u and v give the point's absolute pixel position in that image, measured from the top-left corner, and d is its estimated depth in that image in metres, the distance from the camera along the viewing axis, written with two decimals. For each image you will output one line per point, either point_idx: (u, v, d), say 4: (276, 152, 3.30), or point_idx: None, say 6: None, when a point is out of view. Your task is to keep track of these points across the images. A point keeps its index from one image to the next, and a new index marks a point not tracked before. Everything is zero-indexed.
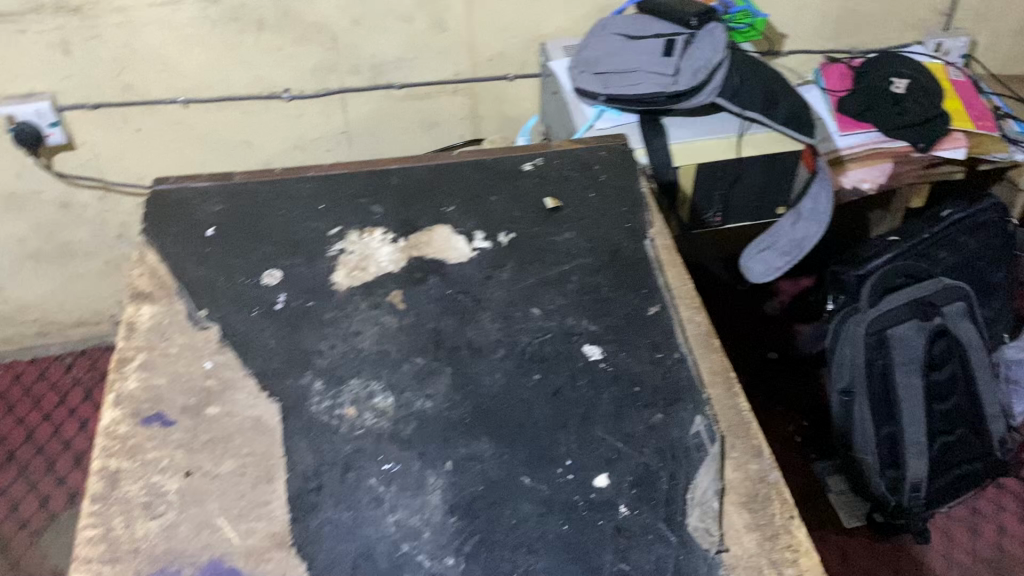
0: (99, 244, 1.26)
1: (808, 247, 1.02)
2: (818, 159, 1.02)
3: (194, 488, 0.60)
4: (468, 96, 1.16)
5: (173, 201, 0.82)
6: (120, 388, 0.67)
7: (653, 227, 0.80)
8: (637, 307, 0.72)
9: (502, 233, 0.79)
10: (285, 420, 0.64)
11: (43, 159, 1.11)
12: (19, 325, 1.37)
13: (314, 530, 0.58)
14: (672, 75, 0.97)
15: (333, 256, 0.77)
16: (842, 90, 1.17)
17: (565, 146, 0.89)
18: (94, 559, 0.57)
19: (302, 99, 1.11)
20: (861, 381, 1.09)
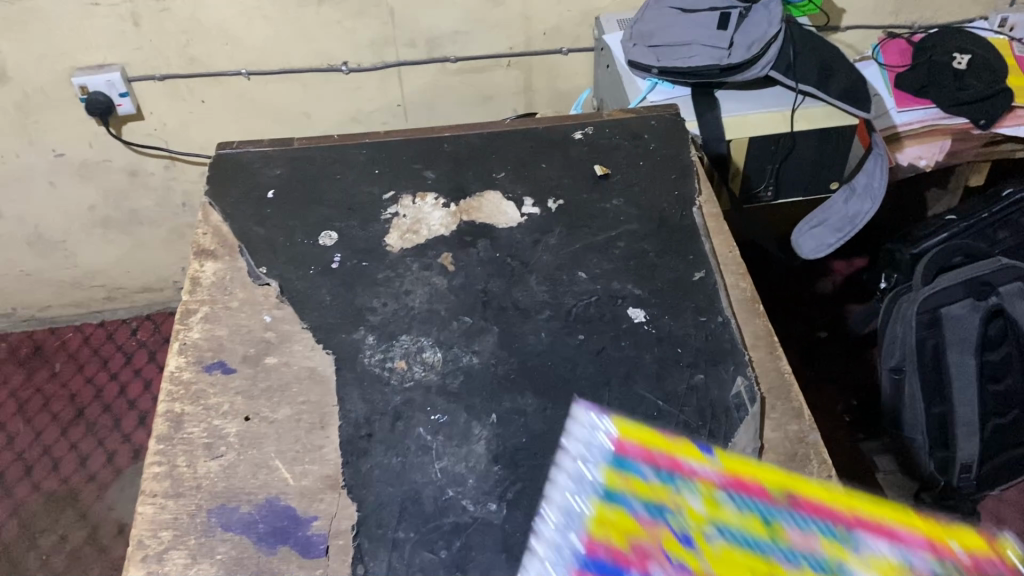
0: (164, 212, 1.31)
1: (861, 224, 1.01)
2: (874, 134, 1.00)
3: (253, 432, 0.64)
4: (522, 69, 1.18)
5: (236, 165, 0.85)
6: (185, 338, 0.70)
7: (701, 195, 0.81)
8: (683, 272, 0.73)
9: (551, 199, 0.81)
10: (339, 371, 0.67)
11: (113, 128, 1.16)
12: (88, 289, 1.43)
13: (364, 472, 0.61)
14: (726, 49, 0.97)
15: (387, 219, 0.79)
16: (900, 65, 1.15)
17: (615, 115, 0.90)
18: (159, 494, 0.60)
19: (360, 72, 1.13)
20: (911, 356, 1.06)
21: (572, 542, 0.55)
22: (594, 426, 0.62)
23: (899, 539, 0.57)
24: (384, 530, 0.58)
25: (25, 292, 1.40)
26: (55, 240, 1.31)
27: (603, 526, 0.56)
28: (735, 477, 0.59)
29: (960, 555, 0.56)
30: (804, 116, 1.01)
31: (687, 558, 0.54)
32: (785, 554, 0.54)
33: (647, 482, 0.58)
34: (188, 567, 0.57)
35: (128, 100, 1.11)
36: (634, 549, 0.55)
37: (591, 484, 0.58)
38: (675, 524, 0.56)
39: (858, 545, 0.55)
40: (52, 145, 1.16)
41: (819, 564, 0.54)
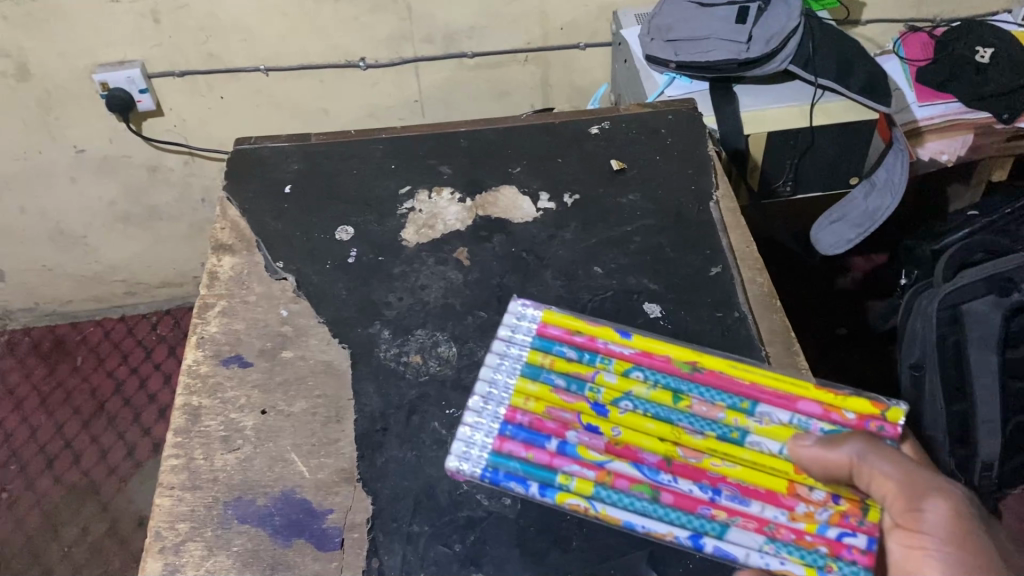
0: (184, 207, 1.32)
1: (881, 219, 1.01)
2: (894, 129, 0.99)
3: (270, 425, 0.64)
4: (539, 64, 1.17)
5: (254, 160, 0.86)
6: (202, 332, 0.71)
7: (718, 190, 0.81)
8: (699, 267, 0.73)
9: (567, 194, 0.81)
10: (355, 365, 0.68)
11: (133, 124, 1.17)
12: (109, 284, 1.44)
13: (380, 466, 0.62)
14: (745, 42, 0.96)
15: (403, 214, 0.79)
16: (922, 59, 1.14)
17: (633, 109, 0.89)
18: (176, 486, 0.61)
19: (377, 68, 1.14)
20: (931, 354, 1.04)
21: (493, 413, 0.60)
22: (520, 312, 0.65)
23: (803, 404, 0.58)
24: (399, 523, 0.59)
25: (47, 287, 1.42)
26: (77, 235, 1.33)
27: (523, 398, 0.60)
28: (650, 350, 0.62)
29: (857, 416, 0.58)
30: (823, 111, 1.00)
31: (598, 425, 0.58)
32: (690, 421, 0.58)
33: (567, 359, 0.62)
34: (205, 558, 0.57)
35: (148, 97, 1.12)
36: (550, 418, 0.59)
37: (515, 363, 0.62)
38: (589, 396, 0.60)
39: (763, 412, 0.58)
40: (73, 141, 1.17)
41: (722, 431, 0.58)
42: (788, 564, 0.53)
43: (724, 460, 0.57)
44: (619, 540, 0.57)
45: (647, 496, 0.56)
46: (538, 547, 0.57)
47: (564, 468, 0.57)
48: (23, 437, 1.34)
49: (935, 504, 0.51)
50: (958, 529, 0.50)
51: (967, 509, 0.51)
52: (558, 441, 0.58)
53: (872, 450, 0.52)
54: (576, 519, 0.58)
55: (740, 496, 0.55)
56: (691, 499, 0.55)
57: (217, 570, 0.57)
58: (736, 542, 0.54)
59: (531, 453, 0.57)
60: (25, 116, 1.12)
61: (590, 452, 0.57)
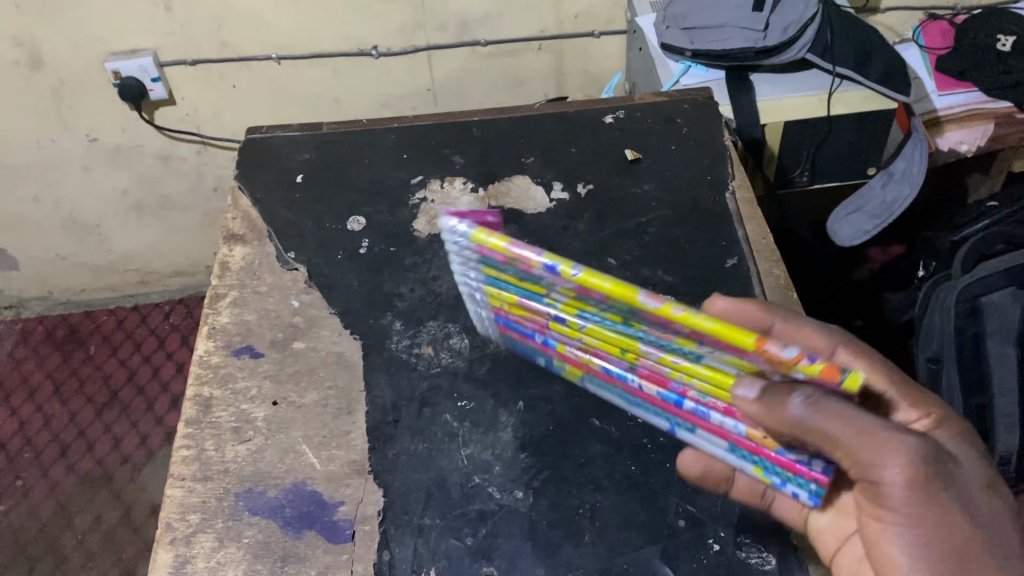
0: (197, 197, 1.32)
1: (899, 210, 0.99)
2: (912, 119, 0.97)
3: (281, 416, 0.64)
4: (553, 53, 1.16)
5: (267, 149, 0.85)
6: (214, 322, 0.70)
7: (734, 180, 0.80)
8: (715, 259, 0.72)
9: (580, 184, 0.80)
10: (367, 356, 0.67)
11: (146, 113, 1.16)
12: (122, 273, 1.45)
13: (391, 458, 0.61)
14: (762, 30, 0.95)
15: (415, 204, 0.79)
16: (942, 48, 1.12)
17: (648, 98, 0.88)
18: (187, 477, 0.61)
19: (390, 56, 1.13)
20: (948, 347, 0.97)
21: (484, 305, 0.64)
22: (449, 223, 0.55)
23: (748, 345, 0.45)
24: (410, 516, 0.58)
25: (60, 276, 1.42)
26: (90, 225, 1.33)
27: (499, 302, 0.61)
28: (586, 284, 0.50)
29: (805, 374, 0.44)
30: (842, 100, 0.98)
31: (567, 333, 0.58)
32: (646, 339, 0.52)
33: (516, 276, 0.56)
34: (215, 550, 0.57)
35: (160, 85, 1.11)
36: (529, 317, 0.60)
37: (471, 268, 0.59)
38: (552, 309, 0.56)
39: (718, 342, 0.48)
40: (86, 131, 1.17)
41: (679, 349, 0.51)
42: (747, 465, 0.54)
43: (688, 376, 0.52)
44: (632, 535, 0.57)
45: (619, 389, 0.59)
46: (551, 541, 0.57)
47: (557, 356, 0.62)
48: (38, 425, 1.35)
49: (895, 471, 0.47)
50: (918, 497, 0.47)
51: (928, 466, 0.47)
52: (543, 337, 0.61)
53: (818, 410, 0.45)
54: (588, 513, 0.58)
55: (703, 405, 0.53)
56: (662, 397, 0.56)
57: (227, 562, 0.57)
58: (705, 439, 0.55)
59: (525, 339, 0.64)
60: (38, 105, 1.12)
61: (569, 348, 0.60)
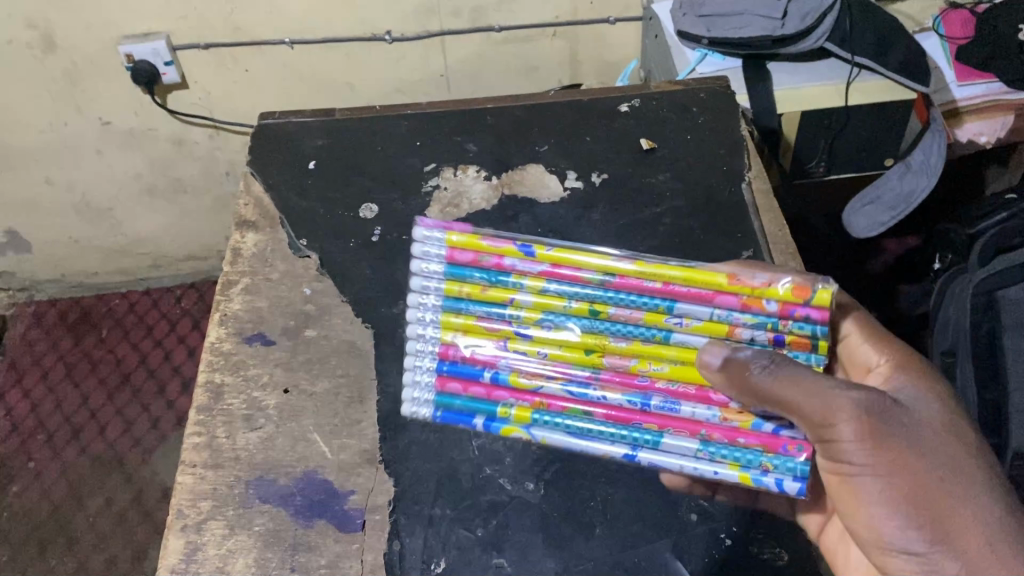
0: (209, 180, 1.32)
1: (916, 202, 0.98)
2: (932, 110, 0.96)
3: (292, 404, 0.64)
4: (568, 39, 1.15)
5: (280, 135, 0.85)
6: (225, 309, 0.70)
7: (750, 170, 0.79)
8: (731, 251, 0.71)
9: (595, 173, 0.79)
10: (378, 345, 0.67)
11: (159, 97, 1.16)
12: (135, 257, 1.45)
13: (401, 448, 0.61)
14: (781, 19, 0.94)
15: (428, 192, 0.78)
16: (962, 37, 1.09)
17: (664, 86, 0.87)
18: (199, 464, 0.61)
19: (403, 41, 1.12)
20: (965, 340, 0.95)
21: (430, 352, 0.59)
22: (424, 233, 0.59)
23: (722, 297, 0.56)
24: (421, 506, 0.58)
25: (73, 259, 1.43)
26: (102, 208, 1.33)
27: (451, 333, 0.58)
28: (564, 261, 0.58)
29: (780, 305, 0.55)
30: (860, 90, 0.97)
31: (526, 350, 0.57)
32: (614, 330, 0.57)
33: (484, 283, 0.58)
34: (226, 537, 0.57)
35: (173, 69, 1.11)
36: (480, 348, 0.57)
37: (435, 295, 0.59)
38: (513, 324, 0.58)
39: (682, 311, 0.56)
40: (99, 114, 1.17)
41: (645, 333, 0.57)
42: (722, 470, 0.53)
43: (654, 364, 0.56)
44: (644, 529, 0.57)
45: (582, 416, 0.56)
46: (563, 533, 0.57)
47: (503, 399, 0.57)
48: (50, 407, 1.36)
49: (849, 425, 0.50)
50: (873, 451, 0.50)
51: (877, 421, 0.50)
52: (491, 372, 0.57)
53: (774, 378, 0.50)
54: (600, 506, 0.58)
55: (671, 395, 0.55)
56: (626, 412, 0.55)
57: (238, 550, 0.57)
58: (670, 453, 0.54)
59: (469, 390, 0.57)
60: (51, 88, 1.12)
61: (521, 378, 0.56)
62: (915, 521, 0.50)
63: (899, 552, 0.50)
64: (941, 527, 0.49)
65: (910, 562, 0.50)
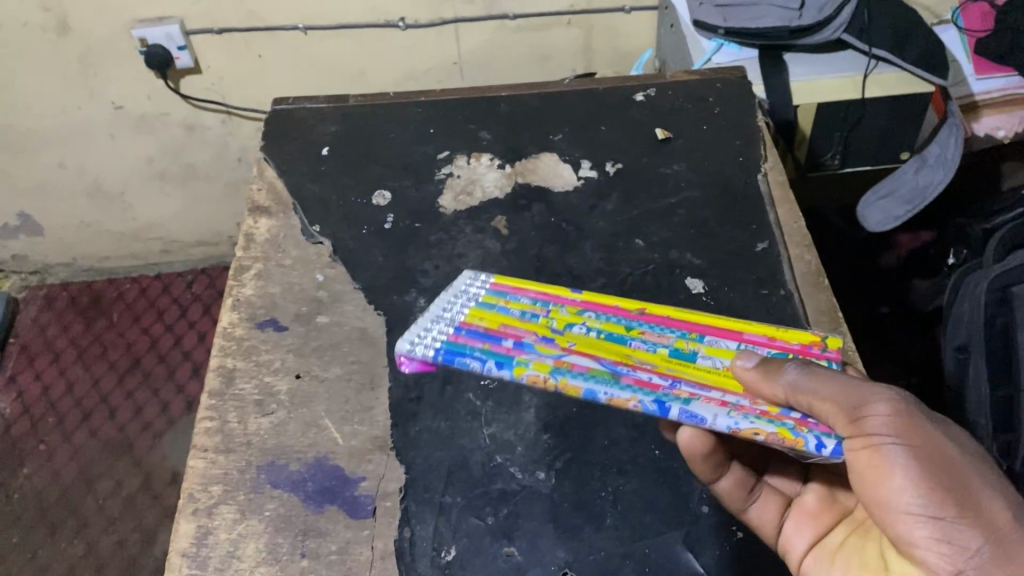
0: (221, 166, 1.31)
1: (932, 196, 0.97)
2: (949, 103, 0.95)
3: (303, 390, 0.64)
4: (582, 28, 1.14)
5: (293, 121, 0.84)
6: (238, 294, 0.70)
7: (766, 162, 0.78)
8: (745, 243, 0.71)
9: (609, 163, 0.79)
10: (391, 333, 0.67)
11: (172, 82, 1.16)
12: (146, 241, 1.45)
13: (413, 435, 0.61)
14: (798, 9, 0.93)
15: (441, 179, 0.78)
16: (981, 30, 1.07)
17: (679, 76, 0.86)
18: (210, 449, 0.61)
19: (417, 28, 1.11)
20: (978, 335, 0.94)
21: (446, 329, 0.53)
22: (471, 276, 0.60)
23: (747, 334, 0.55)
24: (431, 494, 0.58)
25: (85, 243, 1.43)
26: (115, 192, 1.33)
27: (476, 321, 0.54)
28: (599, 300, 0.57)
29: (798, 345, 0.55)
30: (876, 82, 0.96)
31: (555, 337, 0.52)
32: (643, 342, 0.52)
33: (521, 305, 0.56)
34: (237, 522, 0.57)
35: (187, 54, 1.11)
36: (504, 332, 0.52)
37: (465, 302, 0.57)
38: (543, 321, 0.54)
39: (713, 340, 0.53)
40: (112, 98, 1.17)
41: (674, 350, 0.52)
42: (759, 423, 0.45)
43: (679, 368, 0.50)
44: (655, 520, 0.57)
45: (607, 378, 0.48)
46: (573, 523, 0.57)
47: (523, 355, 0.49)
48: (61, 389, 1.36)
49: (881, 404, 0.46)
50: (903, 423, 0.45)
51: (907, 405, 0.46)
52: (515, 340, 0.51)
53: (809, 374, 0.47)
54: (610, 496, 0.58)
55: (697, 384, 0.49)
56: (652, 382, 0.48)
57: (249, 535, 0.57)
58: (705, 408, 0.45)
59: (488, 345, 0.50)
60: (65, 71, 1.12)
61: (547, 348, 0.50)
62: (943, 489, 0.44)
63: (924, 526, 0.44)
64: (971, 499, 0.44)
65: (933, 537, 0.44)
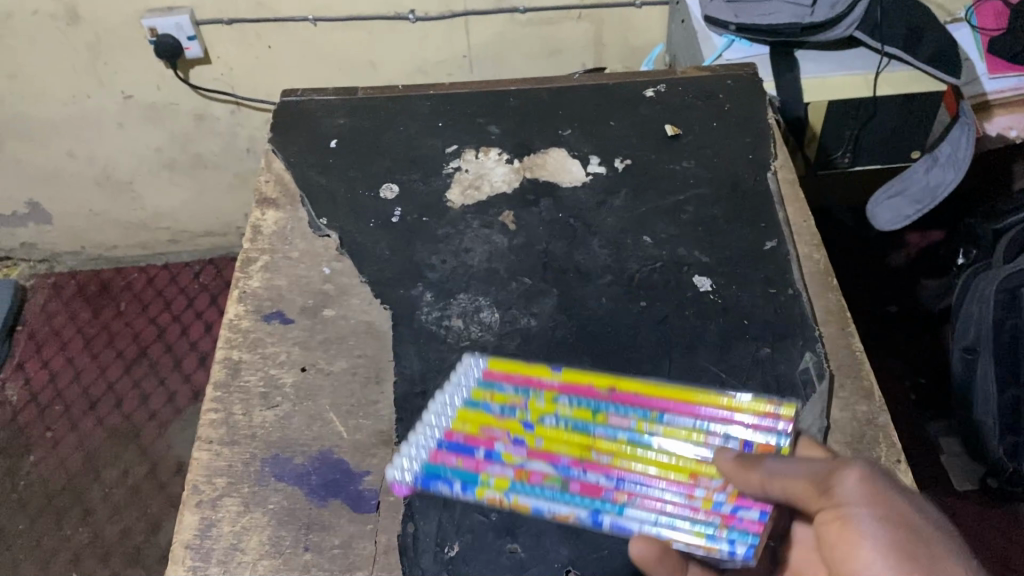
0: (229, 157, 1.31)
1: (942, 196, 0.96)
2: (961, 102, 0.94)
3: (309, 382, 0.64)
4: (592, 22, 1.14)
5: (302, 113, 0.84)
6: (244, 286, 0.70)
7: (776, 159, 0.78)
8: (754, 241, 0.70)
9: (618, 159, 0.78)
10: (396, 326, 0.67)
11: (181, 71, 1.15)
12: (154, 231, 1.45)
13: (418, 430, 0.61)
14: (810, 6, 0.91)
15: (449, 173, 0.78)
16: (995, 29, 1.05)
17: (690, 72, 0.86)
18: (215, 441, 0.61)
19: (427, 21, 1.11)
20: (987, 336, 0.93)
21: (430, 430, 0.61)
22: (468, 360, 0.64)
23: (705, 408, 0.60)
24: (435, 489, 0.58)
25: (93, 231, 1.43)
26: (123, 181, 1.33)
27: (457, 421, 0.61)
28: (575, 378, 0.62)
29: (753, 417, 0.60)
30: (887, 81, 0.96)
31: (525, 438, 0.60)
32: (604, 433, 0.60)
33: (502, 392, 0.62)
34: (240, 514, 0.57)
35: (196, 44, 1.11)
36: (481, 435, 0.61)
37: (453, 395, 0.62)
38: (518, 415, 0.61)
39: (671, 421, 0.60)
40: (122, 87, 1.17)
41: (631, 438, 0.60)
42: (679, 532, 0.56)
43: (631, 461, 0.59)
44: None
45: (558, 490, 0.58)
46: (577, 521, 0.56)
47: (491, 470, 0.59)
48: (68, 377, 1.37)
49: (853, 477, 0.47)
50: (872, 495, 0.46)
51: (884, 480, 0.47)
52: (485, 451, 0.60)
53: (784, 462, 0.51)
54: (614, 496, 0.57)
55: (642, 479, 0.58)
56: (597, 488, 0.58)
57: (252, 528, 0.57)
58: (632, 520, 0.57)
59: (461, 461, 0.59)
60: (75, 60, 1.12)
61: (513, 457, 0.60)
62: (910, 561, 0.44)
63: None
64: (937, 573, 0.43)
65: None
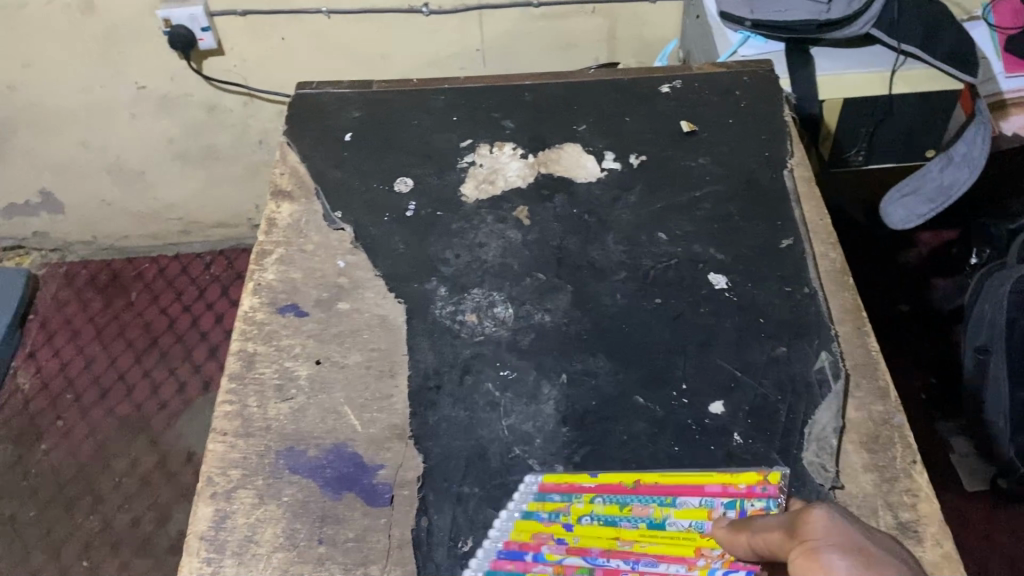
0: (240, 149, 1.31)
1: (956, 194, 0.94)
2: (977, 100, 0.94)
3: (323, 375, 0.64)
4: (607, 17, 1.13)
5: (316, 105, 0.84)
6: (259, 279, 0.71)
7: (793, 157, 0.77)
8: (769, 239, 0.70)
9: (633, 154, 0.78)
10: (411, 320, 0.67)
11: (195, 63, 1.16)
12: (165, 222, 1.46)
13: (432, 424, 0.61)
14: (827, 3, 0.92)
15: (463, 168, 0.78)
16: (1014, 28, 1.03)
17: (706, 68, 0.86)
18: (229, 432, 0.61)
19: (440, 14, 1.11)
20: (1001, 336, 0.93)
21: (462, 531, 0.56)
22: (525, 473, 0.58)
23: (707, 485, 0.57)
24: (449, 484, 0.58)
25: (105, 221, 1.44)
26: (135, 172, 1.33)
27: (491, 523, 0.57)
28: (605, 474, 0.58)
29: (747, 485, 0.57)
30: (903, 79, 0.95)
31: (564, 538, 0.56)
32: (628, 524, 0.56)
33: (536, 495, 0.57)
34: (255, 506, 0.58)
35: (210, 35, 1.11)
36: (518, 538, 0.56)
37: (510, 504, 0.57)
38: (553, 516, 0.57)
39: (682, 501, 0.57)
40: (135, 78, 1.17)
41: (647, 522, 0.56)
42: None
43: (645, 543, 0.56)
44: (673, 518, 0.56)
45: None
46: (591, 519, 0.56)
47: (529, 573, 0.55)
48: (79, 367, 1.37)
49: (820, 517, 0.46)
50: (837, 534, 0.45)
51: (851, 526, 0.46)
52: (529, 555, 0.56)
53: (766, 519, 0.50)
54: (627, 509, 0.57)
55: (654, 560, 0.55)
56: (612, 571, 0.55)
57: (266, 520, 0.57)
58: None
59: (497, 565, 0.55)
60: (89, 50, 1.12)
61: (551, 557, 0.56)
62: None
63: None
64: None
65: None
